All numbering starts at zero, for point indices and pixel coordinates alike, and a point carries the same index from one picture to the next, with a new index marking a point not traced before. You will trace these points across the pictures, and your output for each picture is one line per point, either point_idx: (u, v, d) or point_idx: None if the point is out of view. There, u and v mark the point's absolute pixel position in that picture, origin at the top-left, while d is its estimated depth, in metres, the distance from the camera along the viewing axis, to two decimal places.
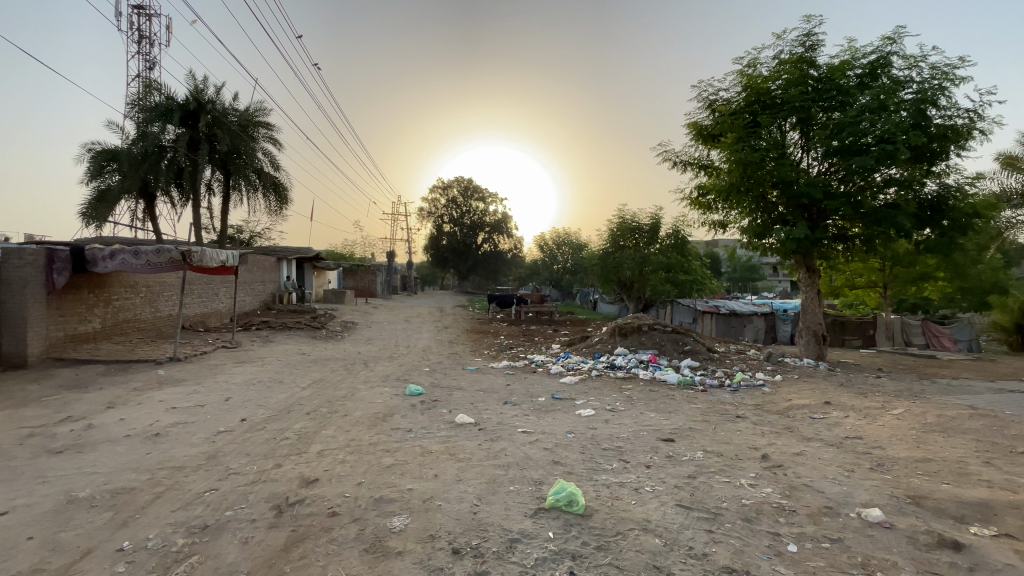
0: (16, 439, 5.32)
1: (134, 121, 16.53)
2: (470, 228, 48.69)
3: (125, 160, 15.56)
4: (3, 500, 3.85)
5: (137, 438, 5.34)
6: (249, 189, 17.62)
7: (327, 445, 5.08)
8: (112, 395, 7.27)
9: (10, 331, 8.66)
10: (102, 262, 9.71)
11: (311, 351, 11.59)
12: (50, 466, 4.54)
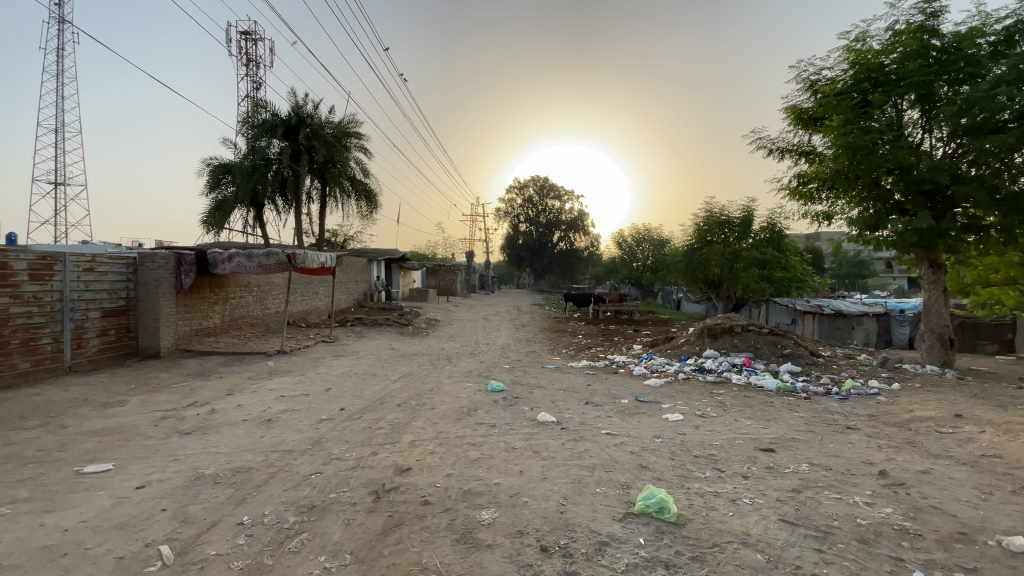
0: (156, 420, 6.13)
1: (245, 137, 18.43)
2: (546, 227, 48.75)
3: (238, 173, 17.32)
4: (148, 473, 4.44)
5: (252, 422, 5.93)
6: (342, 196, 18.88)
7: (417, 436, 5.31)
8: (231, 383, 8.16)
9: (146, 326, 9.94)
10: (221, 264, 10.98)
11: (399, 347, 12.22)
12: (183, 445, 5.17)
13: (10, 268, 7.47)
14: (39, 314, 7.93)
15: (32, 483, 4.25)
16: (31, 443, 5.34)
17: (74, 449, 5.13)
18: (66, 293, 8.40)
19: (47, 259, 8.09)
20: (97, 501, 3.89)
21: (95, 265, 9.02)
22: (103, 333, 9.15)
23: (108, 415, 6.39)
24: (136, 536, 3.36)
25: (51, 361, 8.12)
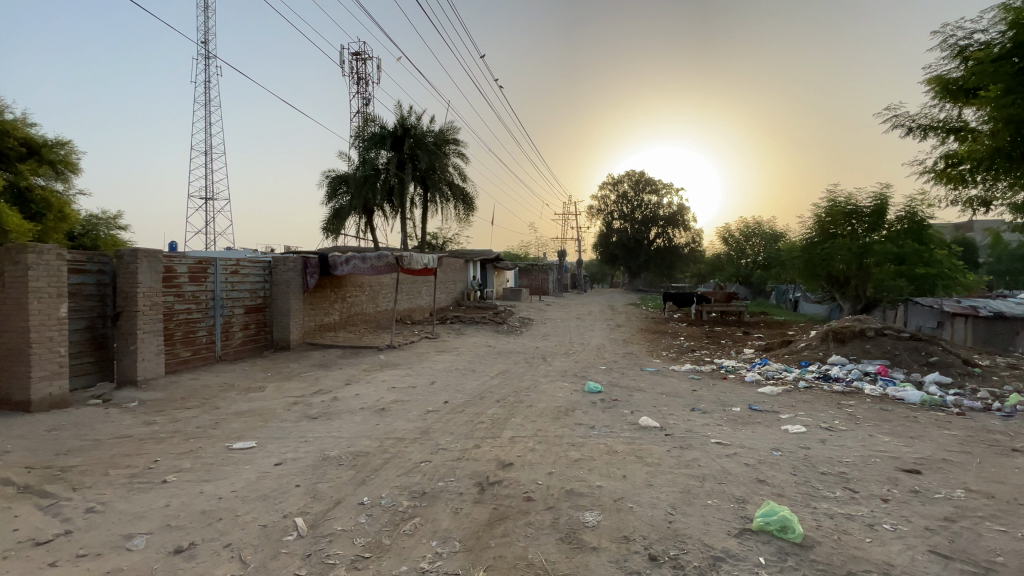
0: (288, 405, 6.92)
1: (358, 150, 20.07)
2: (642, 223, 47.11)
3: (351, 183, 18.90)
4: (283, 452, 5.01)
5: (367, 411, 6.45)
6: (442, 201, 19.83)
7: (517, 432, 5.41)
8: (348, 374, 8.96)
9: (278, 321, 11.23)
10: (339, 267, 12.05)
11: (496, 344, 12.55)
12: (311, 428, 5.77)
13: (176, 272, 8.85)
14: (197, 310, 9.32)
15: (196, 455, 5.00)
16: (194, 420, 6.30)
17: (226, 427, 5.95)
18: (217, 292, 9.77)
19: (203, 264, 9.44)
20: (244, 474, 4.46)
21: (239, 268, 10.37)
22: (245, 327, 10.50)
23: (250, 399, 7.34)
24: (275, 507, 3.79)
25: (206, 350, 9.49)
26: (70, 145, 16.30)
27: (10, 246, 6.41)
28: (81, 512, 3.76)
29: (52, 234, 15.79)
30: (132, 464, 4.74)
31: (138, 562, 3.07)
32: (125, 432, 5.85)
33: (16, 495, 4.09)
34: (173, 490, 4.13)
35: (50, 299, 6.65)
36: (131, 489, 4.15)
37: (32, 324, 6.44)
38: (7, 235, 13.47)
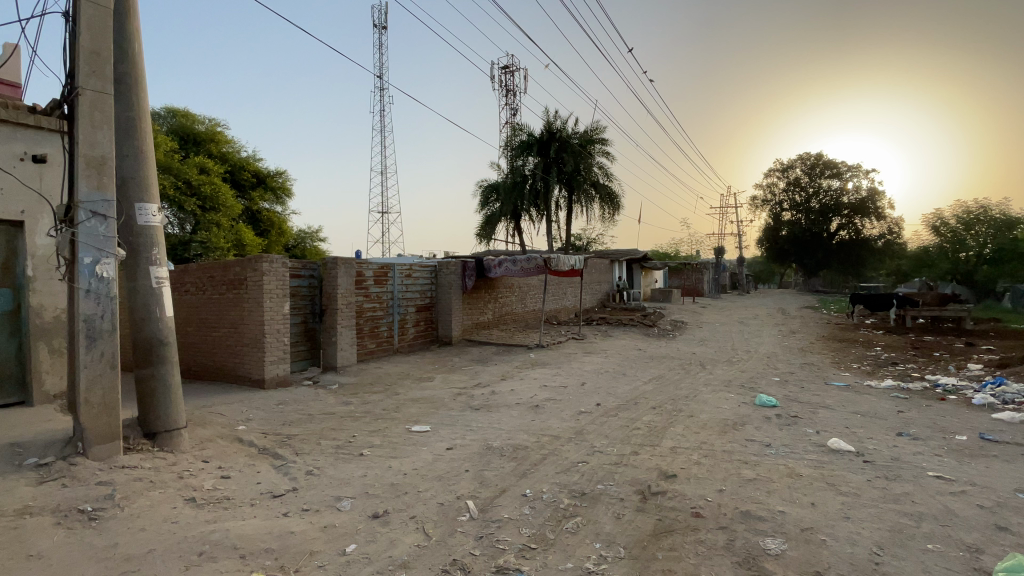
0: (454, 395, 7.57)
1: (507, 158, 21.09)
2: (818, 214, 40.97)
3: (502, 190, 19.93)
4: (452, 438, 5.50)
5: (523, 406, 6.73)
6: (587, 202, 19.80)
7: (678, 442, 5.12)
8: (504, 370, 9.47)
9: (443, 319, 12.35)
10: (494, 269, 12.83)
11: (648, 348, 12.08)
12: (474, 419, 6.23)
13: (364, 276, 10.31)
14: (380, 308, 10.73)
15: (383, 434, 5.76)
16: (379, 403, 7.27)
17: (404, 412, 6.75)
18: (395, 293, 11.12)
19: (384, 268, 10.84)
20: (421, 455, 5.00)
21: (411, 271, 11.67)
22: (415, 324, 11.78)
23: (422, 388, 8.22)
24: (449, 488, 4.17)
25: (386, 343, 10.88)
26: (286, 175, 20.17)
27: (253, 256, 8.13)
28: (303, 473, 4.60)
29: (275, 246, 19.67)
30: (336, 437, 5.66)
31: (346, 521, 3.63)
32: (330, 409, 7.01)
33: (260, 453, 5.17)
34: (367, 462, 4.82)
35: (277, 299, 8.28)
36: (337, 458, 4.95)
37: (267, 318, 8.10)
38: (247, 248, 17.18)
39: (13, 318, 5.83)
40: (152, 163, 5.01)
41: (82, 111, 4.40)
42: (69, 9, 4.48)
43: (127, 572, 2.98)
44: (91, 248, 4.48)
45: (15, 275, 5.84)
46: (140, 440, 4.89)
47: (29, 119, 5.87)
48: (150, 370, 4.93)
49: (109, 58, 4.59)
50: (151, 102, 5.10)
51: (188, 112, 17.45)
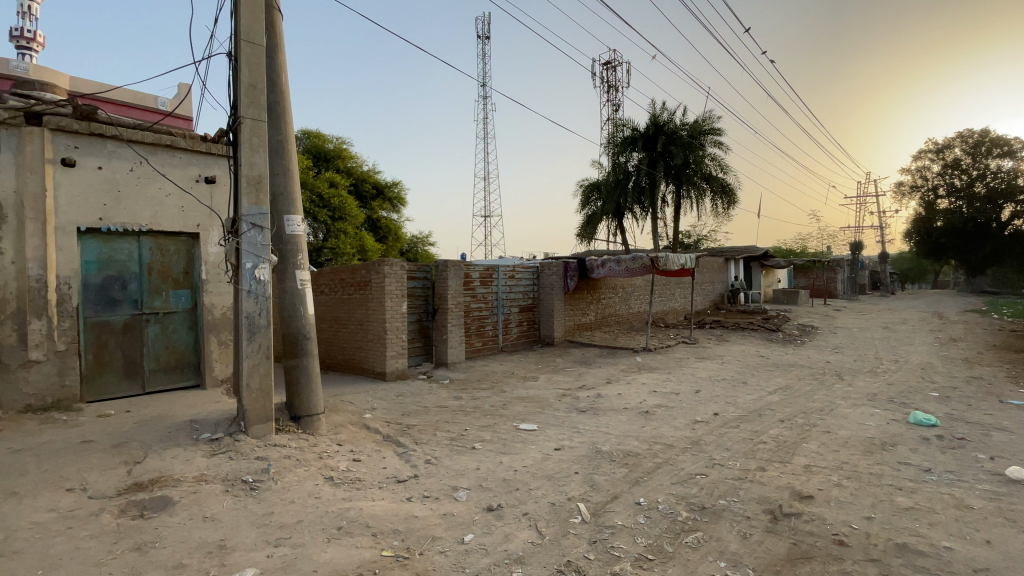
0: (560, 395, 7.59)
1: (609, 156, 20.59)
2: (987, 200, 34.41)
3: (604, 189, 19.50)
4: (560, 439, 5.51)
5: (633, 411, 6.53)
6: (698, 196, 18.69)
7: (813, 461, 4.61)
8: (610, 373, 9.28)
9: (546, 319, 12.44)
10: (598, 269, 12.63)
11: (770, 355, 11.04)
12: (582, 421, 6.18)
13: (471, 277, 10.74)
14: (486, 308, 11.11)
15: (493, 430, 5.94)
16: (488, 399, 7.53)
17: (512, 409, 6.92)
18: (500, 294, 11.44)
19: (490, 270, 11.20)
20: (531, 453, 5.07)
21: (516, 272, 11.92)
22: (519, 324, 12.01)
23: (528, 387, 8.35)
24: (560, 489, 4.17)
25: (492, 342, 11.24)
26: (401, 185, 21.81)
27: (376, 260, 8.86)
28: (422, 461, 4.91)
29: (392, 250, 21.33)
30: (450, 429, 5.96)
31: (463, 511, 3.80)
32: (443, 403, 7.41)
33: (384, 440, 5.63)
34: (480, 456, 5.01)
35: (395, 299, 8.94)
36: (452, 450, 5.21)
37: (387, 317, 8.79)
38: (368, 253, 18.85)
39: (193, 314, 6.97)
40: (296, 178, 5.68)
41: (243, 137, 5.13)
42: (233, 51, 5.25)
43: (281, 538, 3.41)
44: (251, 254, 5.21)
45: (193, 278, 6.98)
46: (287, 423, 5.57)
47: (203, 147, 6.97)
48: (295, 361, 5.60)
49: (263, 89, 5.29)
50: (294, 125, 5.79)
51: (321, 133, 19.56)
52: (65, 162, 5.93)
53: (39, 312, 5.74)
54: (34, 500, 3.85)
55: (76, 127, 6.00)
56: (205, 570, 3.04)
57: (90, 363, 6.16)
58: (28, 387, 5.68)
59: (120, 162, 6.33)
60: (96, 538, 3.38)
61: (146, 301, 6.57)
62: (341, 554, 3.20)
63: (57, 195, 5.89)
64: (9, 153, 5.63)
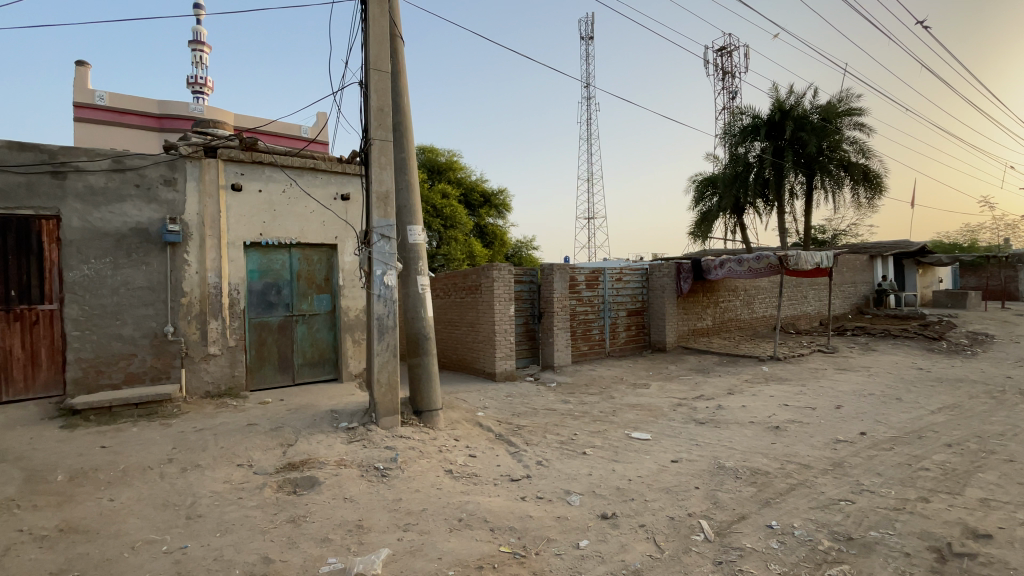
0: (674, 405, 7.23)
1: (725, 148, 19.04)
2: None
3: (720, 183, 17.92)
4: (677, 450, 5.25)
5: (759, 425, 6.01)
6: (835, 185, 16.63)
7: (995, 495, 3.86)
8: (730, 383, 8.62)
9: (655, 324, 11.95)
10: (715, 271, 11.97)
11: (930, 368, 9.44)
12: (700, 433, 5.83)
13: (577, 280, 10.69)
14: (592, 312, 10.98)
15: (605, 436, 5.85)
16: (597, 405, 7.42)
17: (623, 416, 6.74)
18: (606, 297, 11.22)
19: (596, 273, 11.05)
20: (645, 463, 4.90)
21: (623, 275, 11.62)
22: (628, 328, 11.68)
23: (639, 394, 8.07)
24: (678, 503, 3.98)
25: (599, 346, 11.07)
26: (506, 192, 22.45)
27: (486, 265, 9.21)
28: (534, 462, 4.99)
29: (498, 256, 22.00)
30: (560, 432, 5.99)
31: (577, 516, 3.79)
32: (552, 406, 7.46)
33: (497, 439, 5.83)
34: (592, 462, 4.96)
35: (504, 302, 9.21)
36: (563, 454, 5.23)
37: (496, 319, 9.09)
38: (476, 259, 19.62)
39: (331, 316, 7.84)
40: (417, 191, 6.13)
41: (373, 156, 5.67)
42: (364, 80, 5.82)
43: (409, 524, 3.70)
44: (380, 262, 5.73)
45: (332, 284, 7.86)
46: (410, 416, 6.03)
47: (339, 168, 7.82)
48: (417, 360, 6.03)
49: (389, 112, 5.80)
50: (415, 142, 6.25)
51: (434, 148, 20.84)
52: (234, 187, 7.03)
53: (216, 313, 6.88)
54: (215, 471, 4.61)
55: (241, 156, 7.08)
56: (347, 546, 3.40)
57: (253, 357, 7.23)
58: (209, 376, 6.82)
59: (274, 184, 7.35)
60: (261, 508, 3.95)
61: (295, 304, 7.54)
62: (462, 545, 3.37)
63: (228, 215, 7.00)
64: (195, 182, 6.82)
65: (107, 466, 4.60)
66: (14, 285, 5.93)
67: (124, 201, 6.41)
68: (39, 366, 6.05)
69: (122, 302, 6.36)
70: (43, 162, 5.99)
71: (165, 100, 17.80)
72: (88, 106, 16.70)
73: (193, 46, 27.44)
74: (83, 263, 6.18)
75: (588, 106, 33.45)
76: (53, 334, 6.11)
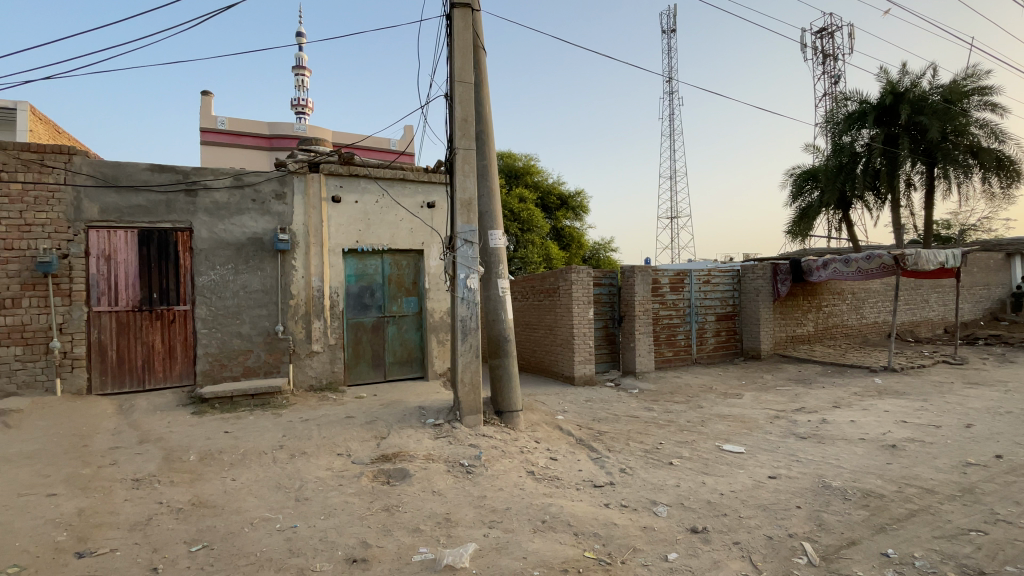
0: (770, 417, 6.73)
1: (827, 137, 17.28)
2: None
3: (822, 176, 16.17)
4: (774, 466, 4.89)
5: (872, 443, 5.42)
6: (963, 174, 14.62)
7: None
8: (836, 395, 7.85)
9: (748, 330, 11.22)
10: (817, 272, 11.02)
11: None
12: (800, 448, 5.39)
13: (660, 283, 10.33)
14: (677, 316, 10.54)
15: (693, 446, 5.60)
16: (683, 414, 7.11)
17: (712, 427, 6.39)
18: (692, 301, 10.71)
19: (681, 275, 10.60)
20: (739, 478, 4.61)
21: (711, 277, 11.01)
22: (717, 334, 11.07)
23: (730, 404, 7.61)
24: (777, 522, 3.71)
25: (685, 353, 10.61)
26: (584, 194, 22.25)
27: (564, 268, 9.17)
28: (618, 470, 4.89)
29: (576, 258, 21.77)
30: (644, 441, 5.82)
31: (665, 528, 3.66)
32: (634, 413, 7.27)
33: (578, 443, 5.79)
34: (679, 473, 4.76)
35: (583, 305, 9.13)
36: (647, 462, 5.08)
37: (575, 323, 9.03)
38: (554, 262, 19.57)
39: (419, 317, 8.26)
40: (498, 197, 6.27)
41: (457, 164, 5.90)
42: (449, 92, 6.08)
43: (494, 521, 3.79)
44: (463, 266, 5.94)
45: (419, 287, 8.27)
46: (492, 416, 6.18)
47: (425, 177, 8.23)
48: (499, 362, 6.16)
49: (472, 121, 6.01)
50: (497, 149, 6.41)
51: (511, 153, 21.19)
52: (334, 199, 7.65)
53: (319, 314, 7.51)
54: (318, 459, 5.04)
55: (340, 170, 7.68)
56: (436, 537, 3.56)
57: (349, 355, 7.80)
58: (312, 371, 7.46)
59: (368, 195, 7.89)
60: (359, 495, 4.26)
61: (386, 306, 8.04)
62: (546, 546, 3.39)
63: (328, 224, 7.63)
64: (301, 195, 7.52)
65: (230, 449, 5.19)
66: (156, 288, 6.84)
67: (243, 214, 7.22)
68: (175, 359, 6.93)
69: (242, 304, 7.16)
70: (180, 182, 6.91)
71: (273, 122, 19.77)
72: (212, 131, 19.02)
73: (297, 71, 30.24)
74: (211, 269, 7.04)
75: (670, 101, 32.22)
76: (186, 331, 6.97)
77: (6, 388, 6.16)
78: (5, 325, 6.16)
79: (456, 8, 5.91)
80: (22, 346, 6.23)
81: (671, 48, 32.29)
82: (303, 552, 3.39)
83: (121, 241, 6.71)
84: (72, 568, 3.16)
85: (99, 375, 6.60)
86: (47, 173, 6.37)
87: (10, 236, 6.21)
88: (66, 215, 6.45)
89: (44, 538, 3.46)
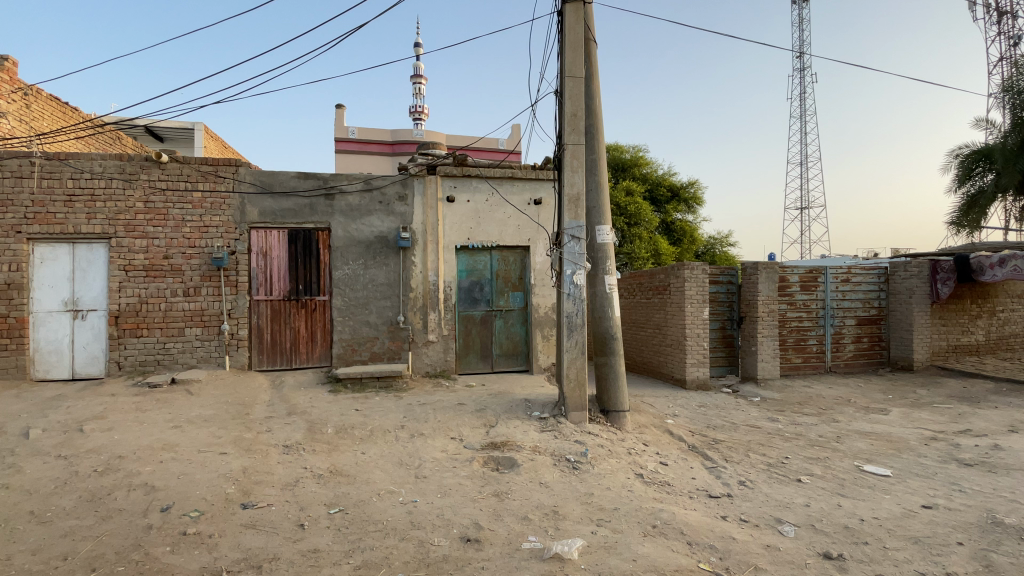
0: (924, 439, 5.81)
1: (1001, 99, 11.63)
2: None
3: (996, 159, 10.87)
4: (929, 494, 4.22)
5: None
6: None
7: None
8: (1014, 418, 6.55)
9: (898, 336, 9.78)
10: (990, 271, 9.41)
11: None
12: (962, 476, 4.60)
13: (788, 282, 9.41)
14: (808, 319, 9.51)
15: (826, 464, 5.04)
16: (815, 428, 6.42)
17: (850, 444, 5.69)
18: (828, 302, 9.58)
19: (813, 273, 9.55)
20: (883, 504, 4.06)
21: (851, 276, 9.75)
22: (857, 340, 9.78)
23: (873, 420, 6.70)
24: (932, 558, 3.22)
25: (816, 360, 9.56)
26: (697, 184, 20.96)
27: (676, 265, 8.74)
28: (736, 482, 4.58)
29: (686, 253, 20.70)
30: (768, 453, 5.37)
31: (792, 549, 3.36)
32: (755, 423, 6.71)
33: (690, 450, 5.51)
34: (809, 492, 4.33)
35: (696, 304, 8.63)
36: (771, 477, 4.68)
37: (687, 323, 8.57)
38: (662, 258, 18.80)
39: (524, 312, 8.45)
40: (607, 192, 6.15)
41: (566, 161, 5.90)
42: (559, 88, 6.10)
43: (602, 519, 3.77)
44: (571, 262, 5.92)
45: (524, 283, 8.46)
46: (598, 415, 6.11)
47: (532, 175, 8.38)
48: (605, 358, 6.06)
49: (582, 116, 5.95)
50: (606, 142, 6.30)
51: (619, 145, 20.66)
52: (449, 199, 8.10)
53: (435, 306, 8.04)
54: (434, 441, 5.40)
55: (454, 171, 8.11)
56: (545, 528, 3.65)
57: (460, 346, 8.24)
58: (427, 359, 8.01)
59: (479, 194, 8.23)
60: (471, 478, 4.51)
61: (494, 300, 8.34)
62: (658, 551, 3.30)
63: (444, 223, 8.11)
64: (420, 196, 8.08)
65: (359, 425, 5.77)
66: (301, 281, 7.83)
67: (371, 215, 7.95)
68: (315, 343, 7.87)
69: (369, 295, 7.91)
70: (320, 186, 7.80)
71: (395, 128, 21.42)
72: (345, 140, 21.15)
73: (415, 79, 32.51)
74: (345, 263, 7.85)
75: (801, 78, 29.14)
76: (324, 319, 7.88)
77: (190, 361, 7.46)
78: (190, 310, 7.46)
79: (568, 3, 5.89)
80: (201, 327, 7.49)
81: (802, 17, 28.89)
82: (422, 526, 3.67)
83: (274, 240, 7.77)
84: (239, 516, 3.77)
85: (257, 354, 7.72)
86: (219, 183, 7.56)
87: (193, 236, 7.50)
88: (233, 218, 7.61)
89: (217, 489, 4.16)
